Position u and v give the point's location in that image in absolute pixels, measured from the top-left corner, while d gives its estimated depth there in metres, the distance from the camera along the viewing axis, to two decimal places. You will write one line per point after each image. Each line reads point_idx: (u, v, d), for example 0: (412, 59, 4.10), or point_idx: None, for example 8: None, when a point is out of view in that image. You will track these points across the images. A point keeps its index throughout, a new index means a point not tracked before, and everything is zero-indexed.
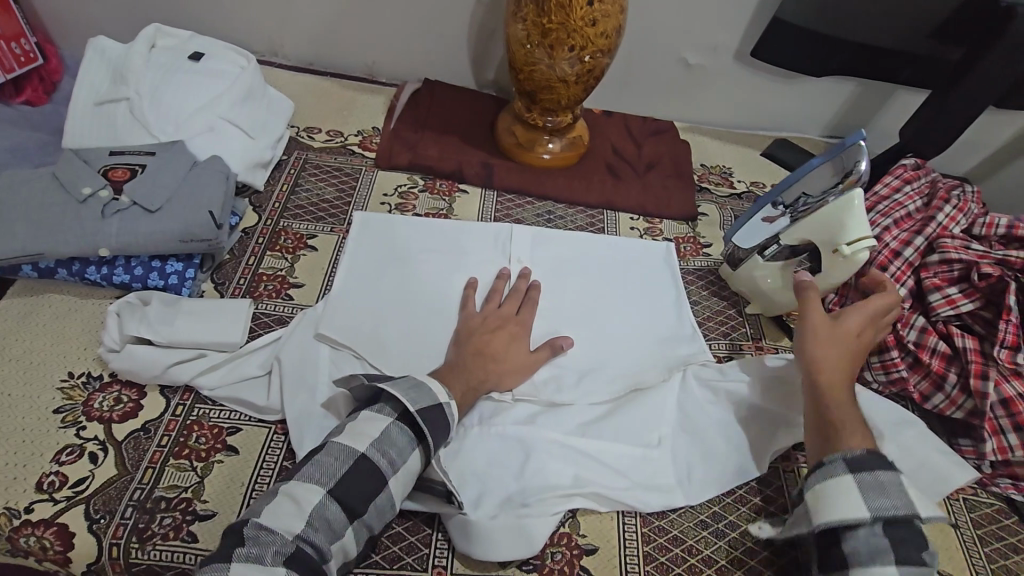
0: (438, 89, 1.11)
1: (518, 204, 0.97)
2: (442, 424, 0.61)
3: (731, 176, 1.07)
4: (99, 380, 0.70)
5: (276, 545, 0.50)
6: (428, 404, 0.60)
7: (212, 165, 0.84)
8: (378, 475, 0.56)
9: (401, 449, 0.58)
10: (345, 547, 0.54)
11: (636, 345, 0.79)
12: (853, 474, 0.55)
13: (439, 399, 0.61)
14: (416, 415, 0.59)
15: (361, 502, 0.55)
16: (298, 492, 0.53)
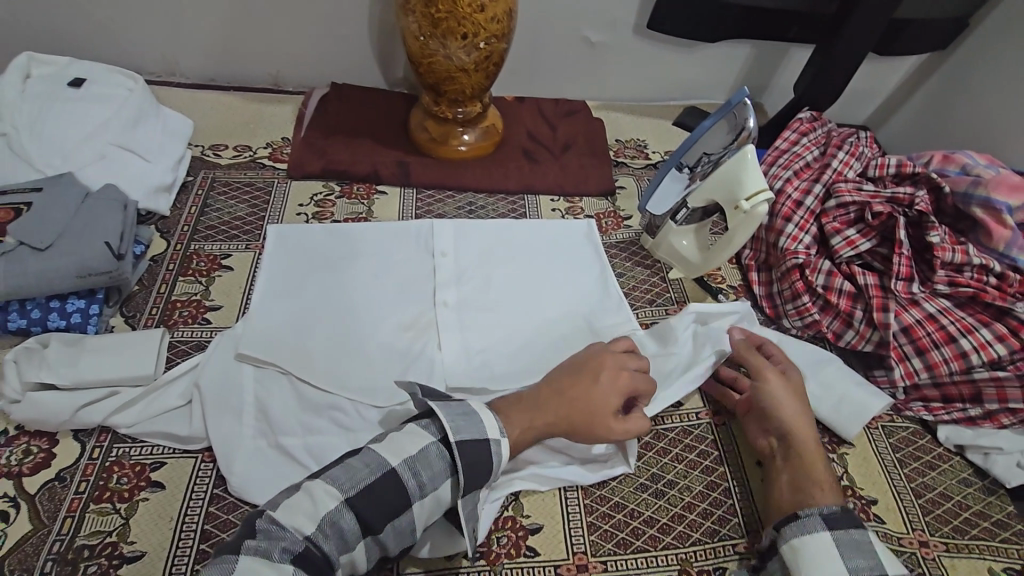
0: (346, 91, 1.09)
1: (438, 199, 0.96)
2: (483, 461, 0.57)
3: (646, 148, 1.10)
4: (4, 435, 0.66)
5: (285, 542, 0.49)
6: (473, 433, 0.58)
7: (105, 195, 0.80)
8: (402, 495, 0.54)
9: (434, 476, 0.55)
10: (354, 559, 0.52)
11: (566, 324, 0.80)
12: (830, 531, 0.57)
13: (487, 433, 0.58)
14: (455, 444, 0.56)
15: (379, 521, 0.53)
16: (317, 493, 0.52)
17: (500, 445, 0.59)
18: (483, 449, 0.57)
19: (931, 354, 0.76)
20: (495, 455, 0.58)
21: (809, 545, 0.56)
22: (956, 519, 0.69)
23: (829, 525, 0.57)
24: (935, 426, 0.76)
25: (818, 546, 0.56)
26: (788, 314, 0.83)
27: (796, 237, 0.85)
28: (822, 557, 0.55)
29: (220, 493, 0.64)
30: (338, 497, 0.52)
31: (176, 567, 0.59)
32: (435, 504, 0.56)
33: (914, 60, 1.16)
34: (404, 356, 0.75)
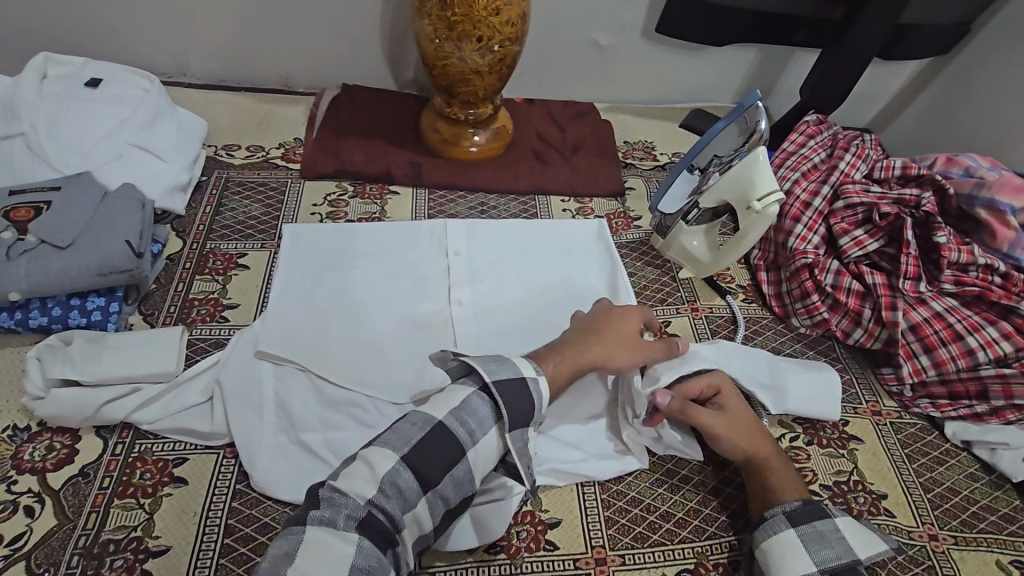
0: (357, 92, 1.10)
1: (451, 199, 0.97)
2: (524, 399, 0.58)
3: (654, 149, 1.11)
4: (27, 431, 0.66)
5: (348, 508, 0.50)
6: (511, 376, 0.59)
7: (123, 194, 0.80)
8: (456, 445, 0.55)
9: (480, 426, 0.56)
10: (418, 518, 0.53)
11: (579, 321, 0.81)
12: (795, 529, 0.59)
13: (524, 372, 0.60)
14: (494, 387, 0.57)
15: (436, 475, 0.53)
16: (372, 457, 0.52)
17: (539, 382, 0.60)
18: (523, 388, 0.59)
19: (939, 352, 0.78)
20: (537, 393, 0.59)
21: (777, 545, 0.58)
22: (964, 513, 0.70)
23: (793, 522, 0.60)
24: (942, 423, 0.77)
25: (784, 545, 0.58)
26: (797, 313, 0.85)
27: (805, 238, 0.86)
28: (787, 554, 0.58)
29: (243, 488, 0.65)
30: (395, 458, 0.53)
31: (201, 561, 0.60)
32: (490, 447, 0.57)
33: (917, 65, 1.18)
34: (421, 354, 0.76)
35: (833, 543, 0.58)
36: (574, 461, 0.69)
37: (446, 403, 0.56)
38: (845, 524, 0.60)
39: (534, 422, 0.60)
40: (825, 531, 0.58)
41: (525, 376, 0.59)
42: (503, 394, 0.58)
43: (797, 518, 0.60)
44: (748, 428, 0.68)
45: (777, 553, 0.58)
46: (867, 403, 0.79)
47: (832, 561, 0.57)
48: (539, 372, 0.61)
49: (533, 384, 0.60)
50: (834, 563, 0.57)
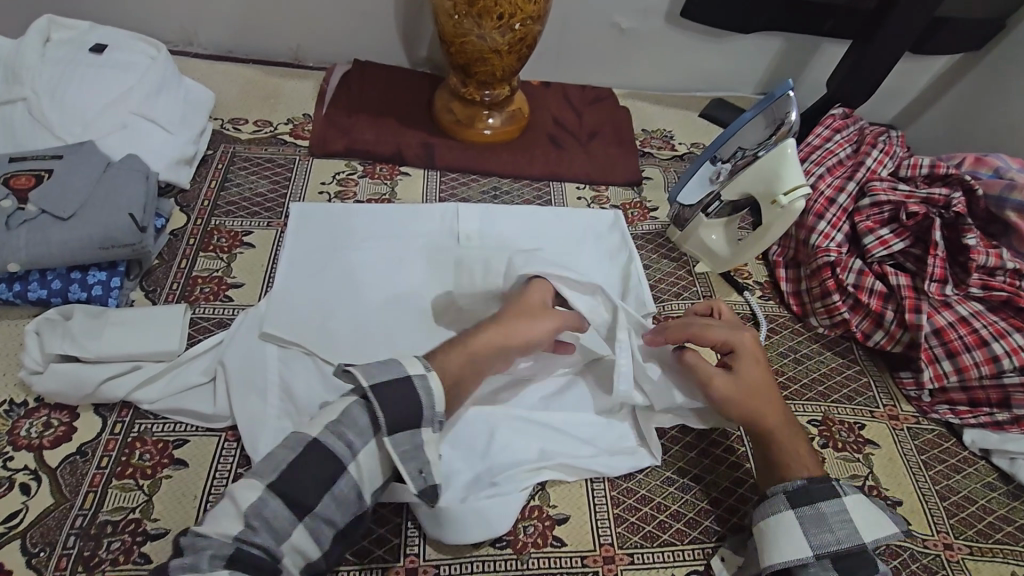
0: (368, 69, 1.07)
1: (463, 183, 0.94)
2: (406, 403, 0.54)
3: (673, 139, 1.08)
4: (24, 407, 0.65)
5: (212, 548, 0.47)
6: (389, 378, 0.54)
7: (127, 164, 0.78)
8: (334, 461, 0.51)
9: (359, 436, 0.53)
10: (300, 547, 0.50)
11: None
12: (795, 509, 0.58)
13: (408, 371, 0.55)
14: (370, 393, 0.53)
15: (313, 496, 0.50)
16: (237, 492, 0.49)
17: (427, 381, 0.55)
18: (407, 388, 0.54)
19: (962, 357, 0.76)
20: (424, 394, 0.55)
21: (775, 526, 0.58)
22: (980, 523, 0.69)
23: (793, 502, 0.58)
24: (960, 430, 0.76)
25: (779, 526, 0.57)
26: (816, 312, 0.83)
27: (828, 235, 0.84)
28: (783, 538, 0.57)
29: (245, 472, 0.63)
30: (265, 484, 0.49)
31: None
32: (375, 456, 0.54)
33: (946, 61, 1.14)
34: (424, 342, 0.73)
35: (834, 529, 0.57)
36: (582, 457, 0.67)
37: (324, 417, 0.53)
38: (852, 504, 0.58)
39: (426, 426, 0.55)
40: (827, 515, 0.57)
41: (409, 374, 0.55)
42: (384, 395, 0.53)
43: (798, 501, 0.58)
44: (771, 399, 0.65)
45: (775, 535, 0.57)
46: (885, 407, 0.77)
47: (832, 546, 0.56)
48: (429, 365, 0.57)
49: (421, 385, 0.55)
50: (833, 548, 0.56)
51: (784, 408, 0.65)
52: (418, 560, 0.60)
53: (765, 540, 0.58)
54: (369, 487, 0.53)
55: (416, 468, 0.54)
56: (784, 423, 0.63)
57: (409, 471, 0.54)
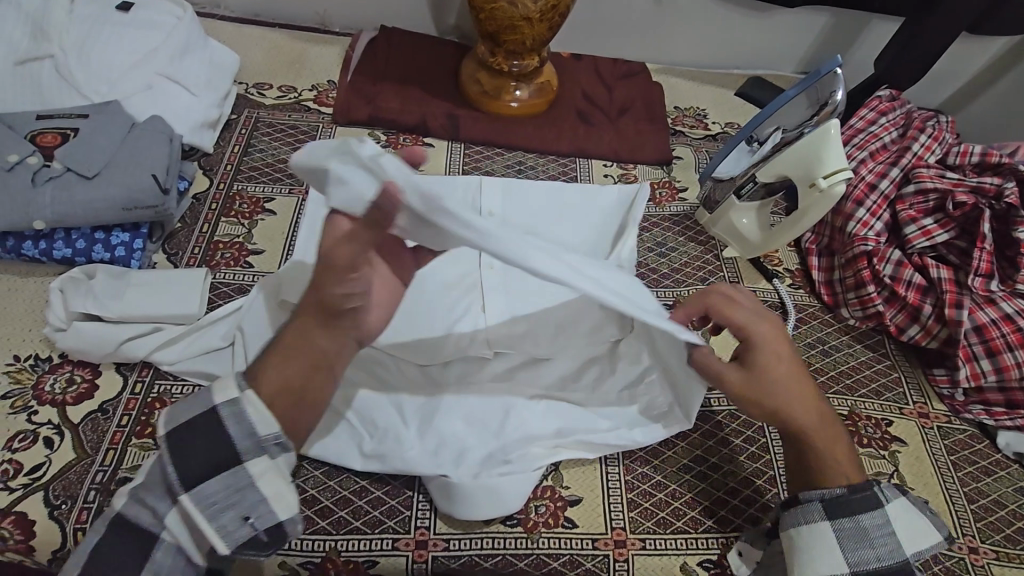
0: (395, 35, 1.04)
1: (487, 156, 0.92)
2: (210, 445, 0.46)
3: (706, 118, 1.04)
4: (48, 362, 0.66)
5: None
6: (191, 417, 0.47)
7: (151, 126, 0.77)
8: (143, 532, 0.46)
9: (162, 496, 0.46)
10: None
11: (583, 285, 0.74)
12: (831, 521, 0.54)
13: (214, 401, 0.47)
14: (161, 444, 0.47)
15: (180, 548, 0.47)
16: None
17: (238, 407, 0.47)
18: (213, 422, 0.47)
19: (1003, 357, 0.72)
20: (233, 423, 0.47)
21: (806, 539, 0.54)
22: (1009, 528, 0.66)
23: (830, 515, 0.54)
24: (994, 431, 0.73)
25: (817, 541, 0.54)
26: (848, 303, 0.80)
27: (867, 223, 0.80)
28: (817, 552, 0.53)
29: None
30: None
31: None
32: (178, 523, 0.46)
33: (1005, 42, 1.07)
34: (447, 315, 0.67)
35: (876, 545, 0.54)
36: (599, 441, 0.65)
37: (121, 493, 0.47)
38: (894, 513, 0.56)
39: (244, 461, 0.47)
40: (868, 528, 0.54)
41: (211, 407, 0.47)
42: (184, 436, 0.47)
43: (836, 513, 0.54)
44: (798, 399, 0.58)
45: (808, 550, 0.54)
46: (915, 405, 0.74)
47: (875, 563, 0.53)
48: (242, 385, 0.48)
49: (228, 414, 0.47)
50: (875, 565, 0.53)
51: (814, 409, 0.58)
52: (429, 534, 0.60)
53: (795, 554, 0.54)
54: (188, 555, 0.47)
55: (240, 515, 0.47)
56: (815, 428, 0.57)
57: (226, 522, 0.46)
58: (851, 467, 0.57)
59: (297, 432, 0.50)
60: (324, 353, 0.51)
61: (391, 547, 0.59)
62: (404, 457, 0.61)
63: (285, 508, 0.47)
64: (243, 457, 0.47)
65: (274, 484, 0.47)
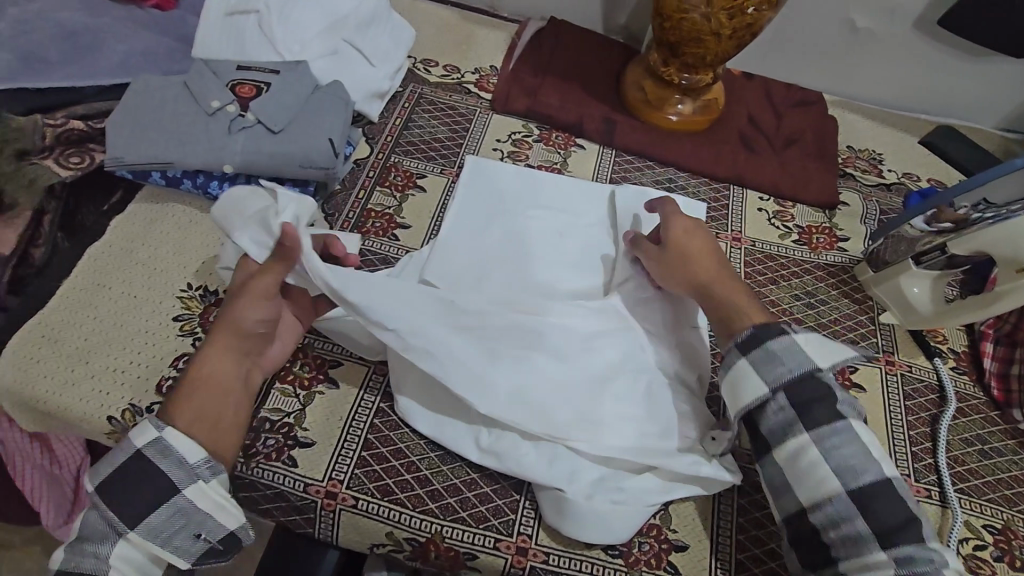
0: (564, 29, 1.03)
1: (638, 168, 0.89)
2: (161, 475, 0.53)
3: (882, 163, 0.95)
4: (214, 295, 0.72)
5: None
6: (115, 466, 0.53)
7: (331, 91, 0.82)
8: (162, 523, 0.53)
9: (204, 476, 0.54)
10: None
11: None
12: (746, 358, 0.60)
13: (135, 445, 0.53)
14: (93, 493, 0.53)
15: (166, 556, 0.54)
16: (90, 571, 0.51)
17: (161, 444, 0.53)
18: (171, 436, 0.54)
19: None
20: (165, 458, 0.53)
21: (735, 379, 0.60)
22: None
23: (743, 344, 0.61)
24: None
25: (737, 382, 0.60)
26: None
27: None
28: (741, 386, 0.60)
29: (386, 408, 0.66)
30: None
31: (341, 465, 0.62)
32: (130, 553, 0.53)
33: None
34: (473, 320, 0.63)
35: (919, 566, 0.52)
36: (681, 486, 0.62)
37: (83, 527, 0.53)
38: (804, 340, 0.60)
39: (183, 488, 0.53)
40: None
41: (136, 450, 0.53)
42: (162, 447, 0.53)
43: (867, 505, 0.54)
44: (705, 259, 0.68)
45: (734, 385, 0.61)
46: None
47: None
48: (161, 424, 0.54)
49: (153, 452, 0.53)
50: None
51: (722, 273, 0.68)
52: (530, 542, 0.60)
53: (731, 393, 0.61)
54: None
55: (193, 532, 0.54)
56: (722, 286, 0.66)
57: (184, 539, 0.54)
58: (755, 312, 0.65)
59: (221, 449, 0.57)
60: (236, 376, 0.60)
61: (493, 547, 0.59)
62: (519, 459, 0.60)
63: (228, 517, 0.55)
64: (181, 486, 0.53)
65: (213, 498, 0.54)
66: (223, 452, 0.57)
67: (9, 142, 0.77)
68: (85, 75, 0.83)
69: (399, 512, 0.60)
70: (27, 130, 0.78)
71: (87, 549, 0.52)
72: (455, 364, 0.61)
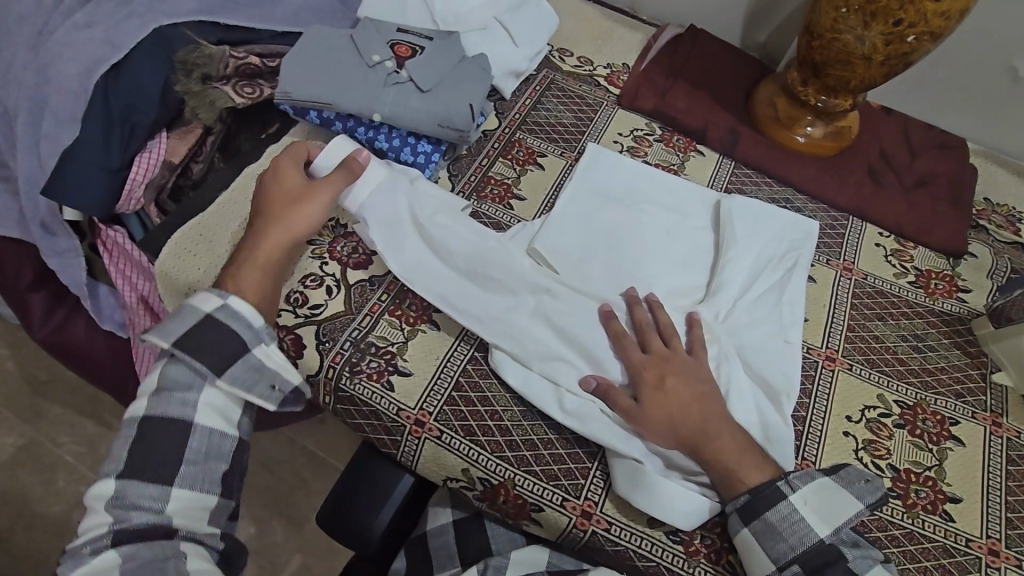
0: (702, 36, 1.03)
1: (754, 182, 0.89)
2: (222, 343, 0.63)
3: (1020, 222, 0.89)
4: (344, 228, 0.78)
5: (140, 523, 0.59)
6: (185, 329, 0.63)
7: (477, 62, 0.87)
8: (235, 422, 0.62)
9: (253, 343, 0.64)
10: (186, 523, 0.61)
11: (733, 308, 0.73)
12: (749, 529, 0.59)
13: (205, 309, 0.64)
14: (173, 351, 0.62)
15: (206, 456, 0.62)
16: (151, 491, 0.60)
17: (228, 308, 0.64)
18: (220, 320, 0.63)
19: None
20: (232, 319, 0.64)
21: (747, 544, 0.59)
22: None
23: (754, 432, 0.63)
24: None
25: (747, 548, 0.59)
26: None
27: None
28: (755, 552, 0.59)
29: (479, 357, 0.70)
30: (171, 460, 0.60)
31: (431, 398, 0.67)
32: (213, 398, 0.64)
33: None
34: (561, 305, 0.70)
35: None
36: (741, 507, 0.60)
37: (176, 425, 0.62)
38: (801, 503, 0.60)
39: (252, 348, 0.64)
40: None
41: (205, 314, 0.63)
42: (213, 326, 0.63)
43: None
44: (698, 399, 0.63)
45: (749, 548, 0.59)
46: None
47: None
48: (224, 294, 0.65)
49: (223, 315, 0.64)
50: None
51: (716, 414, 0.62)
52: (596, 508, 0.62)
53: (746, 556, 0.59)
54: (224, 428, 0.64)
55: (268, 384, 0.65)
56: (722, 435, 0.61)
57: (262, 390, 0.64)
58: (753, 469, 0.61)
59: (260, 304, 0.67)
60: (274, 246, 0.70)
61: (559, 504, 0.62)
62: (600, 430, 0.64)
63: (289, 373, 0.66)
64: (250, 344, 0.64)
65: (276, 359, 0.65)
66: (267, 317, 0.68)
67: (198, 66, 0.86)
68: (267, 19, 0.93)
69: (477, 451, 0.65)
70: (214, 58, 0.87)
71: (172, 396, 0.62)
72: (533, 341, 0.68)
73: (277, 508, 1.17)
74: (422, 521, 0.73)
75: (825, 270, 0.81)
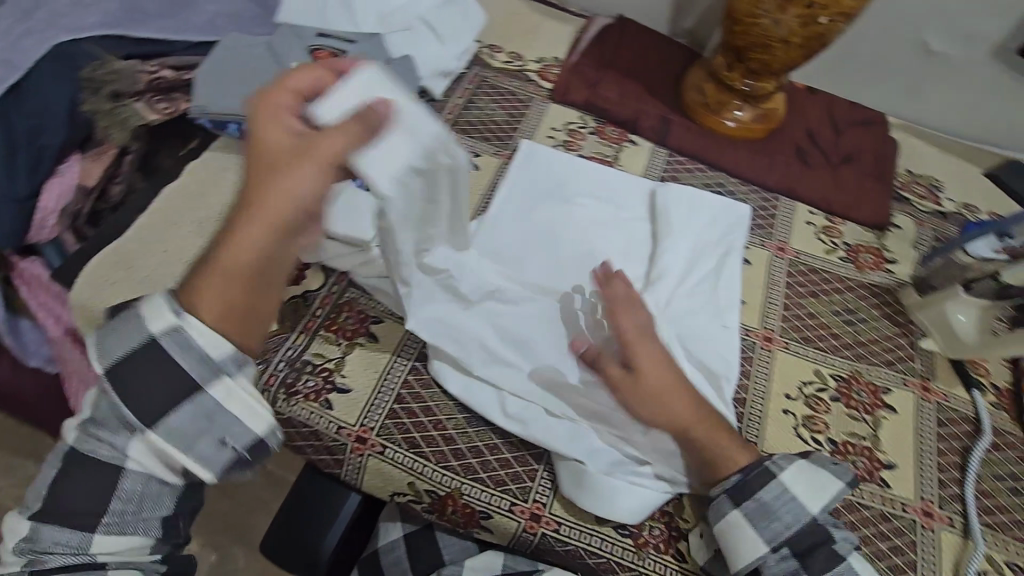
0: (630, 26, 1.04)
1: (688, 169, 0.90)
2: (156, 371, 0.51)
3: (940, 192, 0.93)
4: None
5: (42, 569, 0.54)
6: (118, 352, 0.52)
7: (401, 64, 0.86)
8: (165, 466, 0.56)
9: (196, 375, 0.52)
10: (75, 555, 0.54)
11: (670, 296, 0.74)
12: (736, 512, 0.58)
13: (150, 330, 0.51)
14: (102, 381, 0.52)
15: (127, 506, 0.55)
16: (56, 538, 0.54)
17: (181, 334, 0.51)
18: (161, 349, 0.51)
19: None
20: (180, 348, 0.51)
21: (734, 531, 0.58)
22: None
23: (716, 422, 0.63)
24: None
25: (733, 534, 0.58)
26: None
27: None
28: (741, 539, 0.58)
29: (420, 367, 0.69)
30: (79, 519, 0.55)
31: (372, 413, 0.66)
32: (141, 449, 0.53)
33: None
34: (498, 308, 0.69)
35: None
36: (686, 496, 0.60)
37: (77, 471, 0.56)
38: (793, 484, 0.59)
39: (208, 387, 0.52)
40: None
41: (154, 337, 0.51)
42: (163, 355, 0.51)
43: None
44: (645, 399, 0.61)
45: (734, 535, 0.58)
46: None
47: None
48: (179, 312, 0.52)
49: (172, 343, 0.51)
50: None
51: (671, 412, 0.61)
52: (545, 509, 0.62)
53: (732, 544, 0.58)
54: (162, 477, 0.54)
55: (218, 437, 0.53)
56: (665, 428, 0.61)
57: (208, 445, 0.53)
58: (695, 457, 0.61)
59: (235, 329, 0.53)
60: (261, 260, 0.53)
61: (508, 510, 0.62)
62: (545, 432, 0.63)
63: (256, 420, 0.53)
64: (202, 382, 0.52)
65: (239, 402, 0.53)
66: (249, 344, 0.54)
67: (105, 83, 0.82)
68: (178, 29, 0.89)
69: (422, 464, 0.63)
70: (121, 74, 0.83)
71: (97, 436, 0.53)
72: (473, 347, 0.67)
73: (234, 535, 1.13)
74: (374, 538, 0.73)
75: (760, 252, 0.83)
